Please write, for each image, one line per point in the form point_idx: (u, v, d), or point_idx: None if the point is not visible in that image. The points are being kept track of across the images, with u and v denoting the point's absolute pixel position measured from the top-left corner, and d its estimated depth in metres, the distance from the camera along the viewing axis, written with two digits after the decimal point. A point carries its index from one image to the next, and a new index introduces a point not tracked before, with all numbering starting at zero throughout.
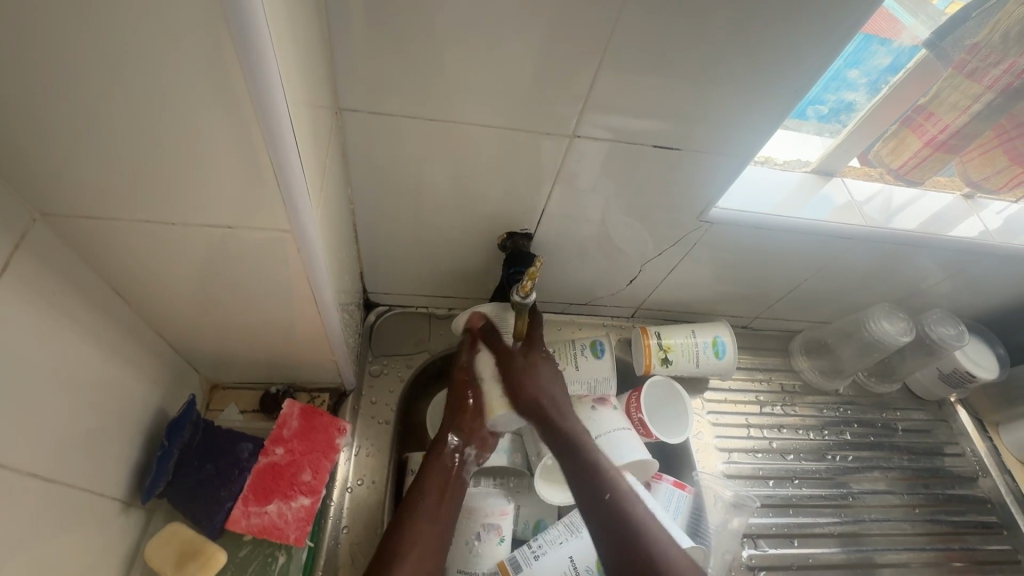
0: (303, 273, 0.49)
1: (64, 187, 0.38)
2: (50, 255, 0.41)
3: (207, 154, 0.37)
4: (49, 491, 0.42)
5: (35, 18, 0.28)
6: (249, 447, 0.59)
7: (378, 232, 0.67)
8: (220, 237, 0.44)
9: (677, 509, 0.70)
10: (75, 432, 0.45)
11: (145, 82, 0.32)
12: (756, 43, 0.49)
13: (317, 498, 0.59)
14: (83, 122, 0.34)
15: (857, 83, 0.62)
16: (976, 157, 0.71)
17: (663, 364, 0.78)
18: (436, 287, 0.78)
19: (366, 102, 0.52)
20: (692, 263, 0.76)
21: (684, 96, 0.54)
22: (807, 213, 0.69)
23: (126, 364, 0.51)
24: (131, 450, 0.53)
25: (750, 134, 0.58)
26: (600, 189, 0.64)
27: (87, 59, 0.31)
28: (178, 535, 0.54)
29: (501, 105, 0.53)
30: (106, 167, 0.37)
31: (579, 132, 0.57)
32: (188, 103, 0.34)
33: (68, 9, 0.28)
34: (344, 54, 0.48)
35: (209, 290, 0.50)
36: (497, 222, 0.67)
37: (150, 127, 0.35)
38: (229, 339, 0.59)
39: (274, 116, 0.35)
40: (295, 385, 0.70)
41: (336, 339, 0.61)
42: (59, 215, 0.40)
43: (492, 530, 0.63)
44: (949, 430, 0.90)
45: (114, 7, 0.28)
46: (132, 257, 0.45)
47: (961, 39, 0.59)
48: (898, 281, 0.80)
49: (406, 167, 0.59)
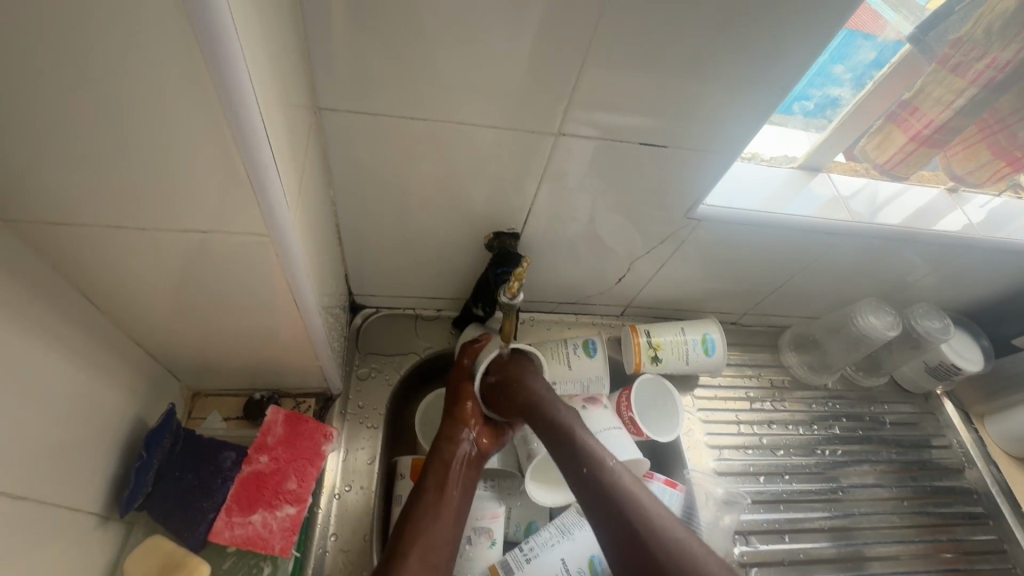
0: (283, 277, 0.48)
1: (27, 193, 0.36)
2: (14, 262, 0.39)
3: (178, 157, 0.36)
4: (22, 507, 0.41)
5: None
6: (231, 456, 0.58)
7: (361, 233, 0.66)
8: (194, 242, 0.43)
9: (670, 508, 0.69)
10: (48, 446, 0.43)
11: (108, 83, 0.31)
12: (741, 38, 0.49)
13: (303, 507, 0.58)
14: (45, 124, 0.32)
15: (842, 79, 0.62)
16: (960, 150, 0.72)
17: (653, 362, 0.78)
18: (422, 288, 0.77)
19: (345, 101, 0.51)
20: (680, 260, 0.76)
21: (670, 94, 0.53)
22: (793, 209, 0.69)
23: (100, 373, 0.49)
24: (108, 462, 0.51)
25: (736, 131, 0.58)
26: (587, 187, 0.63)
27: (47, 60, 0.29)
28: (161, 547, 0.52)
29: (485, 103, 0.52)
30: (72, 172, 0.36)
31: (565, 130, 0.56)
32: (155, 103, 0.32)
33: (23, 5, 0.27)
34: (321, 51, 0.47)
35: (186, 297, 0.49)
36: (483, 222, 0.67)
37: (117, 129, 0.33)
38: (209, 345, 0.57)
39: (246, 116, 0.33)
40: (280, 390, 0.68)
41: (320, 344, 0.59)
42: (24, 222, 0.38)
43: (482, 533, 0.63)
44: (935, 421, 0.91)
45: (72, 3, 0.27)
46: (102, 263, 0.43)
47: (944, 34, 0.59)
48: (884, 276, 0.80)
49: (389, 167, 0.58)
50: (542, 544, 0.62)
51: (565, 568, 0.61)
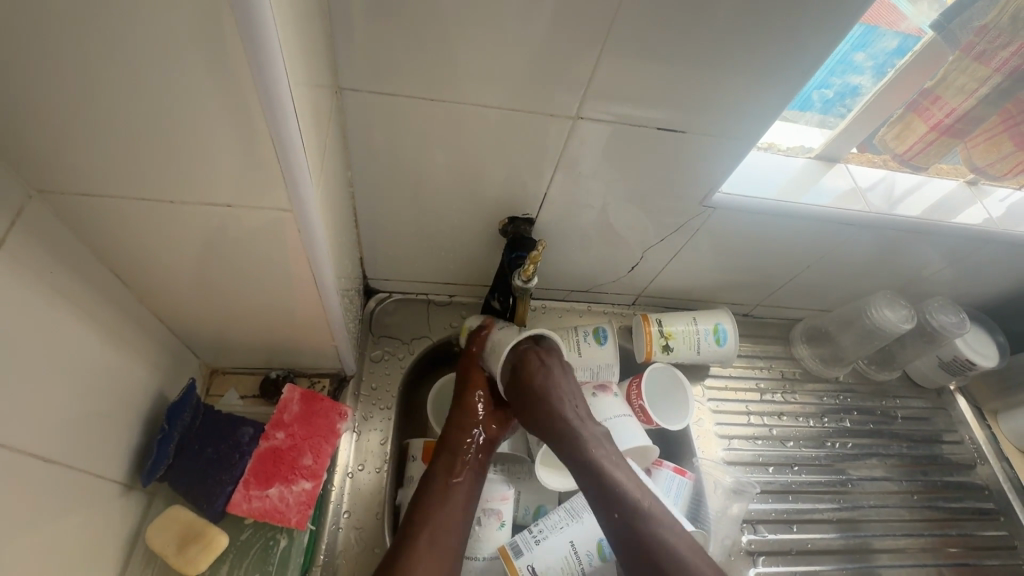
0: (303, 255, 0.48)
1: (58, 164, 0.37)
2: (46, 233, 0.40)
3: (204, 133, 0.36)
4: (50, 474, 0.42)
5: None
6: (249, 431, 0.59)
7: (377, 216, 0.67)
8: (217, 218, 0.44)
9: (678, 495, 0.70)
10: (74, 416, 0.44)
11: (139, 57, 0.32)
12: (765, 21, 0.48)
13: (318, 482, 0.59)
14: (77, 92, 0.33)
15: (864, 66, 0.61)
16: (981, 143, 0.71)
17: (664, 351, 0.78)
18: (436, 273, 0.77)
19: (366, 82, 0.51)
20: (694, 250, 0.75)
21: (689, 81, 0.53)
22: (810, 199, 0.68)
23: (124, 347, 0.50)
24: (130, 434, 0.53)
25: (755, 119, 0.57)
26: (602, 173, 0.63)
27: (81, 32, 0.30)
28: (179, 518, 0.55)
29: (504, 86, 0.52)
30: (102, 144, 0.36)
31: (582, 114, 0.56)
32: (184, 78, 0.33)
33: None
34: (343, 31, 0.47)
35: (208, 274, 0.50)
36: (497, 207, 0.67)
37: (147, 98, 0.34)
38: (228, 323, 0.58)
39: (276, 96, 0.34)
40: (295, 370, 0.70)
41: (337, 325, 0.60)
42: (57, 194, 0.40)
43: (492, 514, 0.64)
44: (948, 417, 0.90)
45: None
46: (129, 237, 0.44)
47: (969, 22, 0.58)
48: (900, 269, 0.80)
49: (406, 150, 0.58)
50: (551, 526, 0.63)
51: (574, 550, 0.61)
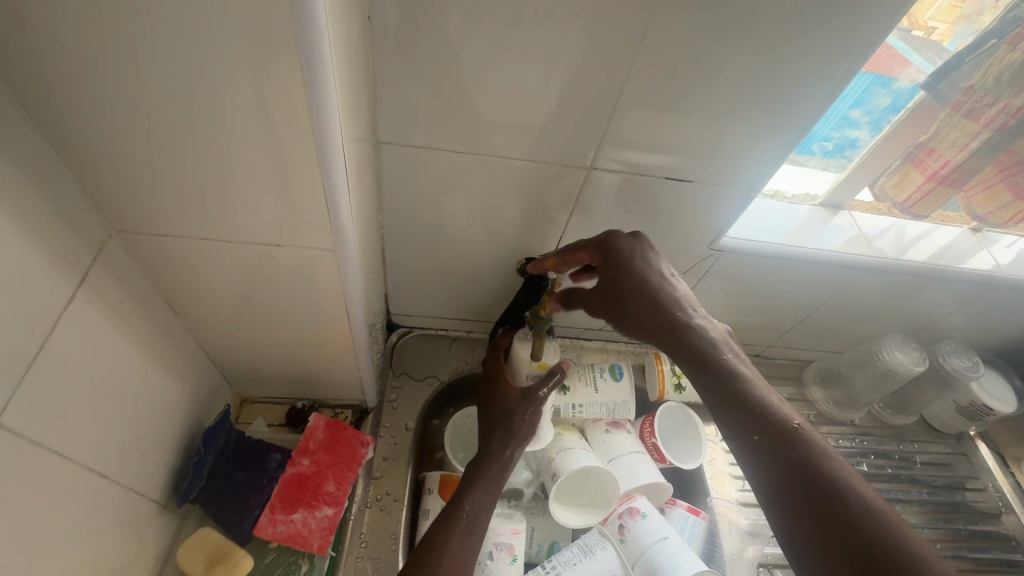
0: (338, 290, 0.52)
1: (133, 208, 0.43)
2: (117, 267, 0.45)
3: (260, 181, 0.41)
4: (99, 488, 0.45)
5: (129, 54, 0.33)
6: (277, 457, 0.62)
7: (403, 255, 0.71)
8: (265, 255, 0.48)
9: (692, 534, 0.70)
10: (125, 435, 0.48)
11: (213, 118, 0.37)
12: (765, 83, 0.53)
13: (339, 509, 0.61)
14: (160, 147, 0.38)
15: (860, 121, 0.65)
16: (980, 191, 0.74)
17: (676, 390, 0.79)
18: (456, 310, 0.81)
19: (401, 134, 0.57)
20: (704, 291, 0.78)
21: (694, 134, 0.57)
22: (814, 243, 0.71)
23: (171, 372, 0.54)
24: (169, 456, 0.56)
25: (758, 169, 0.61)
26: (615, 218, 0.67)
27: (169, 99, 0.35)
28: (207, 539, 0.57)
29: (523, 138, 0.58)
30: (172, 189, 0.42)
31: (597, 164, 0.60)
32: (247, 135, 0.38)
33: (160, 43, 0.32)
34: (384, 89, 0.53)
35: (249, 305, 0.54)
36: (516, 248, 0.71)
37: (213, 152, 0.39)
38: (261, 352, 0.62)
39: (328, 150, 0.39)
40: (320, 400, 0.73)
41: (364, 356, 0.63)
42: (132, 233, 0.45)
43: (504, 549, 0.63)
44: (969, 464, 0.89)
45: (199, 43, 0.33)
46: (184, 271, 0.49)
47: (957, 82, 0.62)
48: (911, 313, 0.81)
49: (432, 194, 0.63)
50: (564, 562, 0.61)
51: None
